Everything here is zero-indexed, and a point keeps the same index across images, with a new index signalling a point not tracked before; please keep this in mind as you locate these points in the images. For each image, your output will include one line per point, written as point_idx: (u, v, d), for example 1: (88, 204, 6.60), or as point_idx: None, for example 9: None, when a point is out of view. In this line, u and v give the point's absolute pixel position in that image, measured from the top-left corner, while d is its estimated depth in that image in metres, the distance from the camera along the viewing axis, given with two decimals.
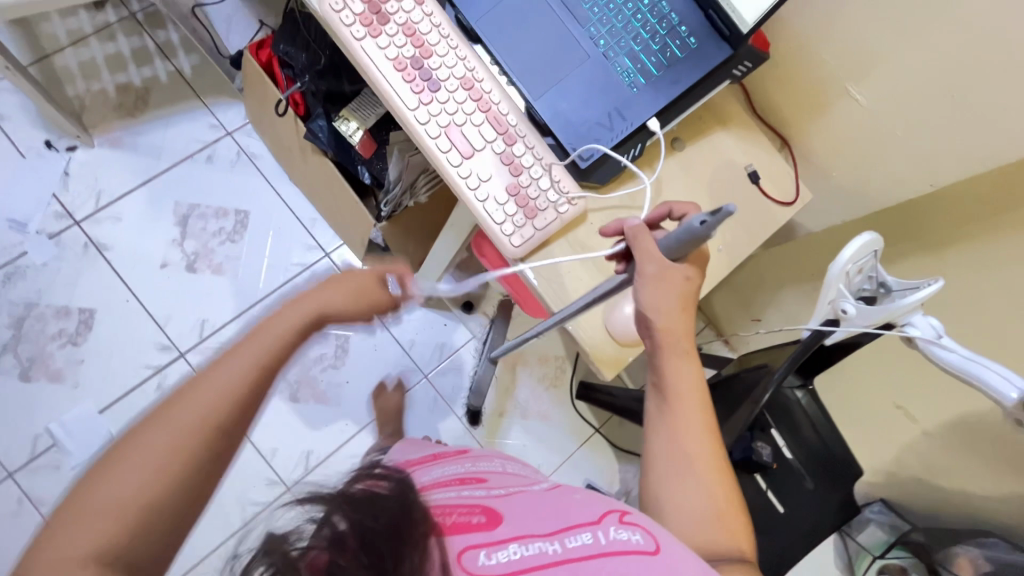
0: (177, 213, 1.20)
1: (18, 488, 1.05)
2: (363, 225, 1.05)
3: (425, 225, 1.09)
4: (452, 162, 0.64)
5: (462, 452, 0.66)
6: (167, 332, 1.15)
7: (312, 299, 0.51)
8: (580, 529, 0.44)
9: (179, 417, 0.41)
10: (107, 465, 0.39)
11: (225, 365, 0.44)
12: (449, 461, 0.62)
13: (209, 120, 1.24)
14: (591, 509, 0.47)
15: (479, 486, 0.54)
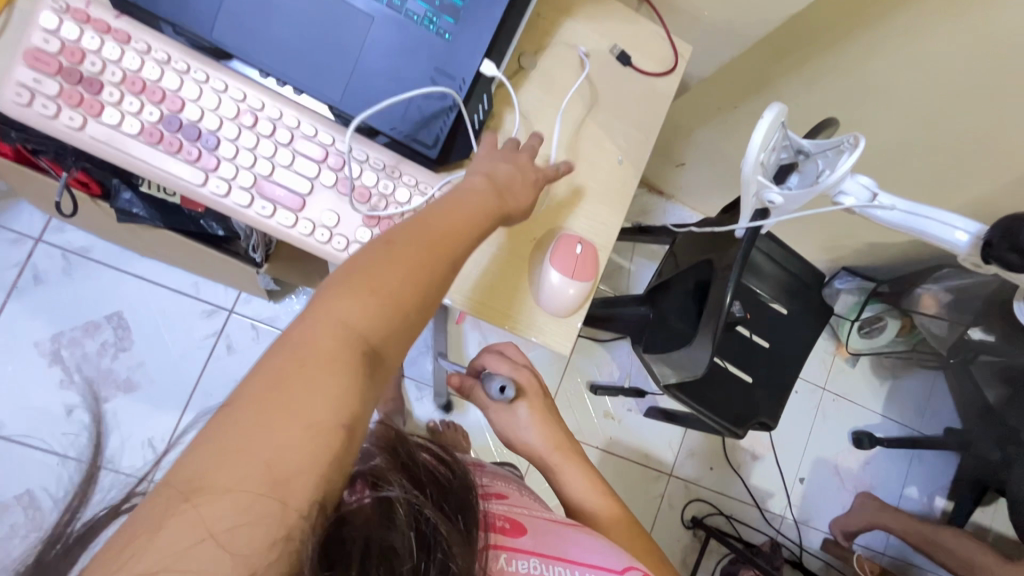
0: (45, 353, 1.03)
1: None
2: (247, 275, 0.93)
3: None
4: (285, 223, 0.51)
5: (478, 466, 0.68)
6: (122, 470, 1.03)
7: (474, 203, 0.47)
8: (602, 568, 0.47)
9: (382, 288, 0.38)
10: (358, 273, 0.38)
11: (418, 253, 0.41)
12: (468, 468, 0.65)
13: (7, 237, 1.02)
14: (616, 556, 0.50)
15: (505, 500, 0.56)
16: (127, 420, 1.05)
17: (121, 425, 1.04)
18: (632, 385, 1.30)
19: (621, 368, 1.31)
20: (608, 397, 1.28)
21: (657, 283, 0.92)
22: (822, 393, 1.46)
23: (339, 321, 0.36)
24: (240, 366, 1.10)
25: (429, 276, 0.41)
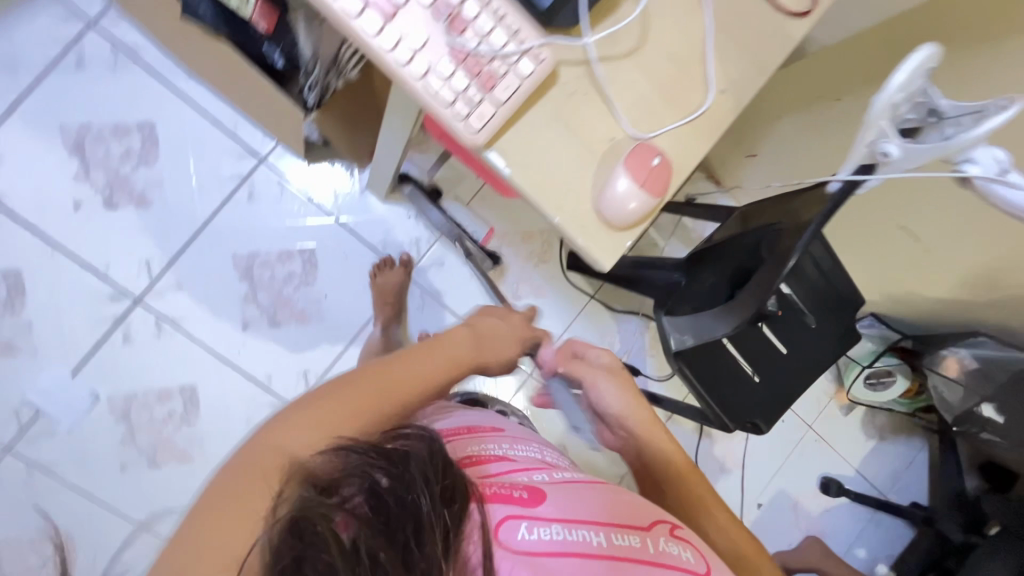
0: (69, 141, 0.99)
1: (22, 460, 1.02)
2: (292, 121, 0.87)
3: (367, 108, 0.93)
4: (370, 27, 0.47)
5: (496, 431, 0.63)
6: (113, 280, 1.02)
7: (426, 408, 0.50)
8: (629, 529, 0.46)
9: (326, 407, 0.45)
10: (302, 411, 0.44)
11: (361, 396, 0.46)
12: (471, 435, 0.59)
13: (63, 12, 0.98)
14: (643, 514, 0.48)
15: (510, 466, 0.53)
16: (131, 234, 1.03)
17: (124, 237, 1.02)
18: (629, 362, 1.28)
19: (624, 343, 1.28)
20: None
21: (698, 250, 0.89)
22: (807, 429, 1.44)
23: (273, 443, 0.42)
24: (255, 217, 1.08)
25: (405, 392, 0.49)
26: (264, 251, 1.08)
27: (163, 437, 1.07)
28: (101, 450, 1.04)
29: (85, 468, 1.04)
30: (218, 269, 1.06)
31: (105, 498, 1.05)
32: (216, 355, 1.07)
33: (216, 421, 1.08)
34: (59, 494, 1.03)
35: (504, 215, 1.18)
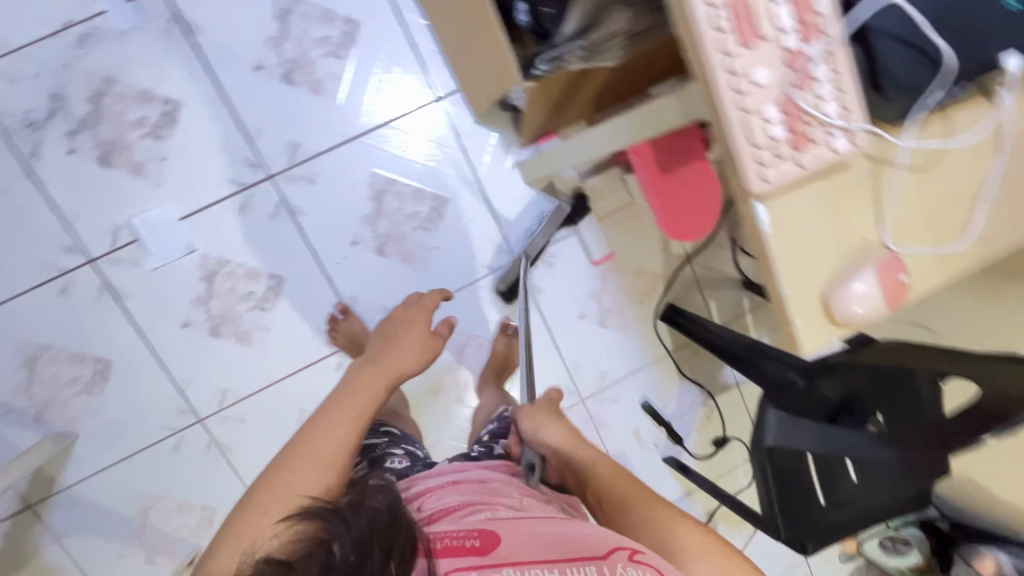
0: (277, 5, 0.99)
1: (97, 277, 1.00)
2: (503, 80, 0.84)
3: (575, 94, 0.92)
4: (723, 48, 0.47)
5: (482, 482, 0.73)
6: (257, 149, 1.02)
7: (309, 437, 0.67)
8: (586, 559, 0.55)
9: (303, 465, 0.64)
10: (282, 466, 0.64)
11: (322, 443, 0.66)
12: (464, 487, 0.71)
13: None
14: (597, 543, 0.57)
15: (479, 509, 0.65)
16: (293, 114, 1.02)
17: (285, 113, 1.02)
18: (674, 427, 1.27)
19: (677, 408, 1.28)
20: (649, 421, 1.25)
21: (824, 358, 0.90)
22: (803, 562, 1.43)
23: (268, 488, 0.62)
24: (407, 148, 1.07)
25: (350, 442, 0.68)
26: (402, 183, 1.08)
27: (232, 312, 1.06)
28: (172, 300, 1.03)
29: (152, 309, 1.03)
30: (354, 180, 1.06)
31: (155, 345, 1.04)
32: (315, 258, 1.07)
33: (288, 319, 1.07)
34: (116, 323, 1.02)
35: (626, 245, 1.18)
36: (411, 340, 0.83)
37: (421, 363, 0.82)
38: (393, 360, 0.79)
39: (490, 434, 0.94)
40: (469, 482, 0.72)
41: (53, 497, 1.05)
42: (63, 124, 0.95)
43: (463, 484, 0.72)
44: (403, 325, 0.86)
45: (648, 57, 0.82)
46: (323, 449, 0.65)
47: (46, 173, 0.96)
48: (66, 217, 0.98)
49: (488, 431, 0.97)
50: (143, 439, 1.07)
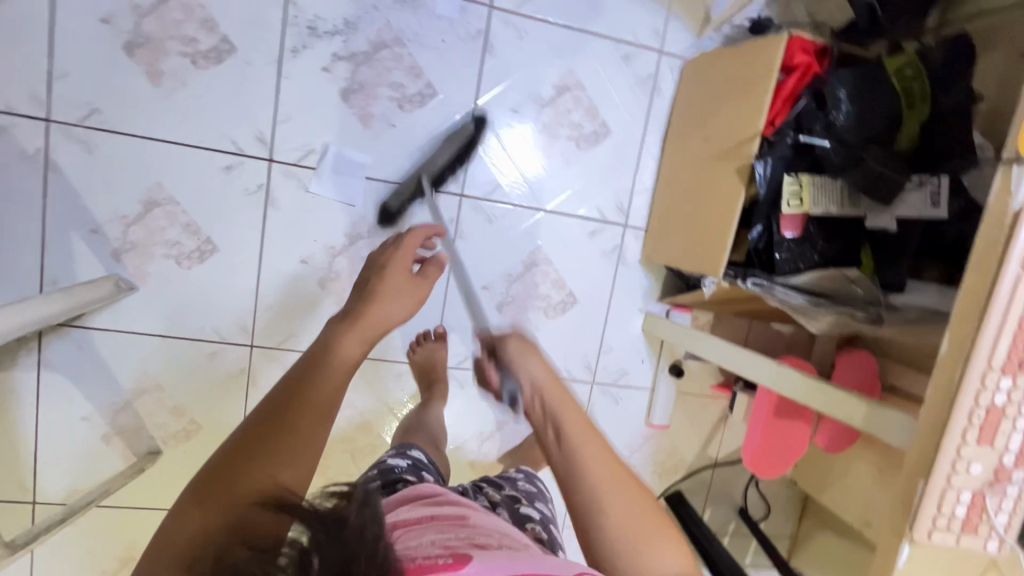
0: (563, 78, 1.08)
1: (265, 176, 1.01)
2: (706, 265, 0.99)
3: (753, 305, 1.04)
4: (966, 435, 0.59)
5: (460, 517, 0.59)
6: (467, 168, 1.08)
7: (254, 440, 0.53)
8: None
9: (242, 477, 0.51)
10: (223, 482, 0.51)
11: (274, 448, 0.53)
12: (439, 522, 0.57)
13: (658, 25, 1.10)
14: (563, 567, 0.51)
15: (456, 542, 0.53)
16: (512, 162, 1.10)
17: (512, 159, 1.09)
18: None
19: None
20: None
21: None
22: None
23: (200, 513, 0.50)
24: (576, 244, 1.15)
25: (304, 449, 0.54)
26: (553, 267, 1.15)
27: (348, 276, 1.07)
28: (308, 233, 1.04)
29: (286, 231, 1.03)
30: (519, 241, 1.13)
31: (266, 260, 1.03)
32: (446, 279, 1.11)
33: None
34: (248, 221, 1.01)
35: (678, 425, 1.28)
36: (396, 293, 0.67)
37: (409, 309, 0.67)
38: (368, 310, 0.63)
39: (482, 480, 0.86)
40: (448, 517, 0.59)
41: (66, 328, 0.99)
42: (336, 46, 0.99)
43: (443, 520, 0.58)
44: (383, 267, 0.69)
45: (842, 331, 0.95)
46: (283, 451, 0.53)
47: (293, 72, 0.98)
48: (278, 114, 0.99)
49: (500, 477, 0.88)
50: (188, 330, 1.03)
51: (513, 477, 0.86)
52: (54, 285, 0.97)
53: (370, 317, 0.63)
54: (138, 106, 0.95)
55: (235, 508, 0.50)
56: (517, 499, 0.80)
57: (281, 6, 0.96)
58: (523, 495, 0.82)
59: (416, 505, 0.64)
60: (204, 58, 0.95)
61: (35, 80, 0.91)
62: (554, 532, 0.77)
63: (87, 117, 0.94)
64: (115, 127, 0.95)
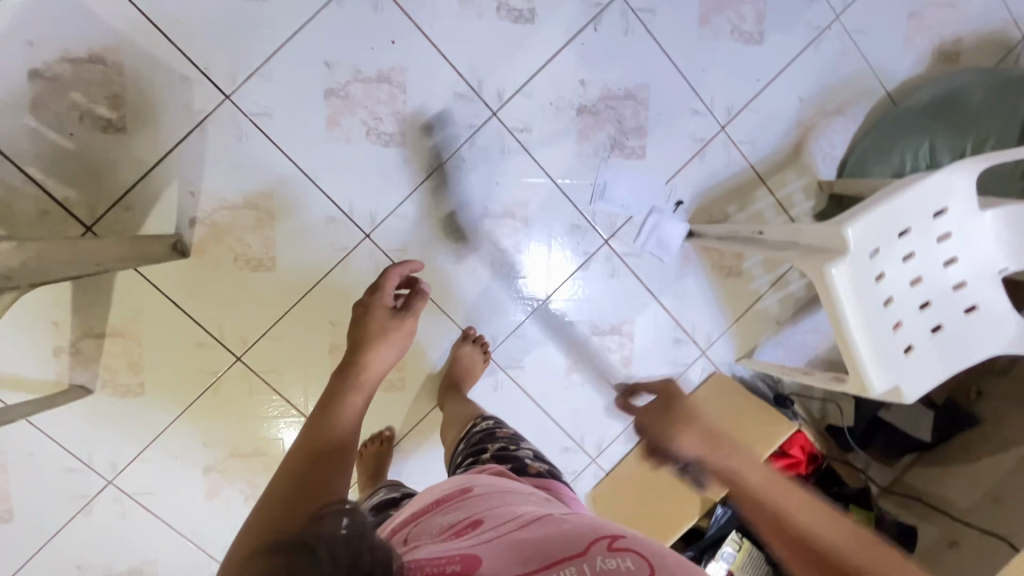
0: (622, 323, 1.21)
1: (352, 244, 1.10)
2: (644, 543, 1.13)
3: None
4: None
5: (465, 492, 0.67)
6: (507, 338, 1.18)
7: (288, 464, 0.66)
8: (571, 557, 0.49)
9: (268, 493, 0.62)
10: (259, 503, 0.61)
11: (290, 467, 0.65)
12: (448, 504, 0.65)
13: (714, 333, 1.26)
14: (579, 542, 0.51)
15: (463, 533, 0.55)
16: (543, 356, 1.20)
17: (530, 317, 1.18)
18: None
19: None
20: None
21: None
22: None
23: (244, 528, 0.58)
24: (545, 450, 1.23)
25: (321, 458, 0.67)
26: None
27: None
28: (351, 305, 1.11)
29: (335, 292, 1.11)
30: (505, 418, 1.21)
31: (303, 302, 1.10)
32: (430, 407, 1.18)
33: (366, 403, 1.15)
34: (313, 266, 1.09)
35: None
36: (387, 339, 0.87)
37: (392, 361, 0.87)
38: (365, 365, 0.83)
39: (463, 451, 0.92)
40: (452, 497, 0.67)
41: None
42: (478, 192, 1.12)
43: (450, 505, 0.64)
44: (368, 312, 0.91)
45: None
46: (304, 465, 0.65)
47: (434, 187, 1.11)
48: (399, 209, 1.10)
49: (477, 432, 0.94)
50: (200, 312, 1.07)
51: (494, 431, 0.93)
52: (125, 212, 1.02)
53: (366, 373, 0.82)
54: (301, 133, 1.05)
55: (268, 508, 0.59)
56: (506, 447, 0.86)
57: (460, 141, 1.10)
58: (507, 440, 0.89)
59: (430, 488, 0.73)
60: (376, 136, 1.07)
61: (241, 66, 1.02)
62: (545, 461, 0.86)
63: (258, 114, 1.03)
64: (271, 135, 1.04)
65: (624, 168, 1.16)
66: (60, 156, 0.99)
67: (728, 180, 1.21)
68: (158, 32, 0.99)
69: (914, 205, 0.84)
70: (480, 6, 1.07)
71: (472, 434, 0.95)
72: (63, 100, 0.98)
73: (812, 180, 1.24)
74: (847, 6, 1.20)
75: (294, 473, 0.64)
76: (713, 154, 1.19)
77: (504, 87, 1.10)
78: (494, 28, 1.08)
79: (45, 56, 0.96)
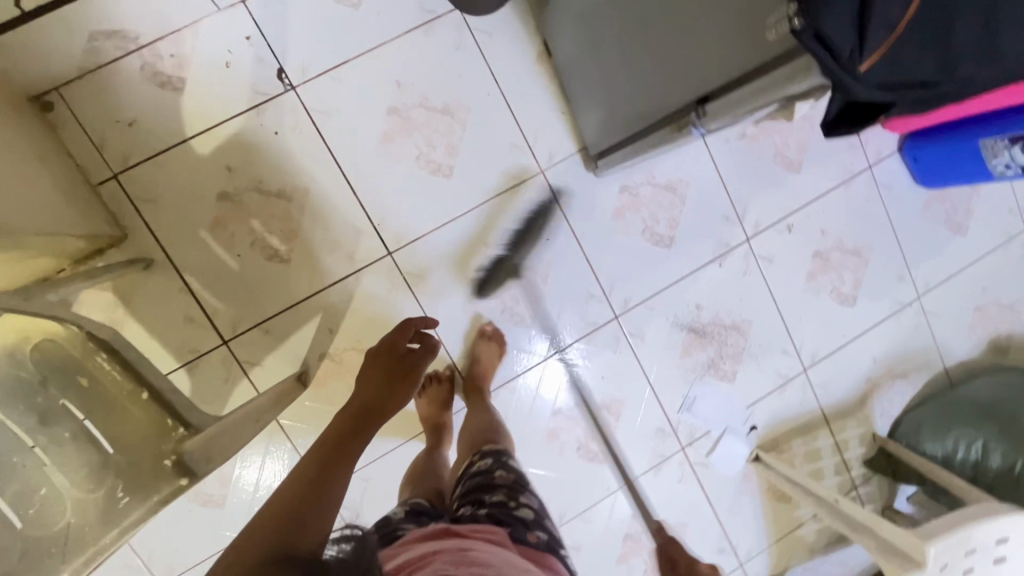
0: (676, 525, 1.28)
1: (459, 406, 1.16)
2: None
3: None
4: None
5: (457, 532, 0.70)
6: (572, 518, 1.23)
7: (301, 468, 0.62)
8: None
9: (269, 503, 0.58)
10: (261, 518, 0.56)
11: (296, 478, 0.61)
12: (445, 557, 0.62)
13: (754, 549, 1.33)
14: None
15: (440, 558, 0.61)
16: (601, 542, 1.24)
17: (598, 504, 1.24)
18: None
19: None
20: None
21: None
22: None
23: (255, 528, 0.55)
24: None
25: (338, 480, 0.62)
26: None
27: None
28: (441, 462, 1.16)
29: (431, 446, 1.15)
30: None
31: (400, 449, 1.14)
32: None
33: None
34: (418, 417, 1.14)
35: None
36: (393, 382, 0.77)
37: (395, 402, 0.76)
38: (380, 408, 0.73)
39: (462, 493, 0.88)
40: (449, 551, 0.63)
41: (232, 362, 1.05)
42: (583, 381, 1.21)
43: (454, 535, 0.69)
44: (375, 356, 0.81)
45: None
46: (291, 486, 0.59)
47: (547, 369, 1.18)
48: (510, 382, 1.17)
49: (479, 470, 0.90)
50: (301, 441, 1.10)
51: (492, 475, 0.88)
52: (263, 334, 1.06)
53: (375, 409, 0.73)
54: (445, 298, 1.12)
55: (266, 524, 0.55)
56: (504, 501, 0.82)
57: (580, 334, 1.19)
58: (507, 493, 0.84)
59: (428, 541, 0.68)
60: (509, 315, 1.15)
61: (410, 230, 1.09)
62: (547, 524, 0.82)
63: (412, 274, 1.10)
64: (417, 295, 1.11)
65: (714, 388, 1.26)
66: (220, 271, 1.03)
67: (798, 416, 1.32)
68: (346, 183, 1.06)
69: (987, 535, 0.97)
70: (629, 224, 1.19)
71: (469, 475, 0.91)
72: (241, 222, 1.03)
73: (868, 431, 1.36)
74: (929, 290, 1.36)
75: (303, 487, 0.60)
76: (792, 392, 1.31)
77: (631, 297, 1.21)
78: (635, 245, 1.19)
79: (238, 182, 1.03)
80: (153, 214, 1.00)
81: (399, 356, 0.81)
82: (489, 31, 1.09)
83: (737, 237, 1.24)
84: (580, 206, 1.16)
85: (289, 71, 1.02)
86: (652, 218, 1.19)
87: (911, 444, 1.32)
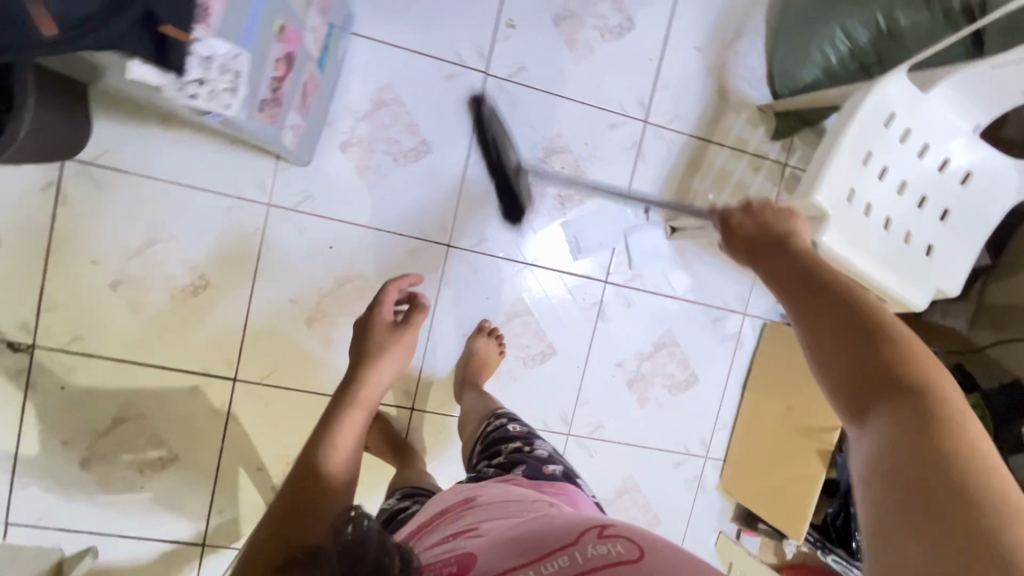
0: (660, 338, 1.26)
1: (406, 422, 1.18)
2: (794, 514, 1.14)
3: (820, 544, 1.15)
4: None
5: (468, 501, 0.69)
6: (576, 411, 1.24)
7: (320, 445, 0.76)
8: (560, 549, 0.48)
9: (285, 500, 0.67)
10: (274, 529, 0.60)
11: (302, 484, 0.69)
12: (450, 516, 0.66)
13: (743, 293, 1.28)
14: (568, 533, 0.50)
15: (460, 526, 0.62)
16: (613, 403, 1.25)
17: (582, 382, 1.23)
18: None
19: None
20: None
21: None
22: None
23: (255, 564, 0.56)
24: (662, 476, 1.30)
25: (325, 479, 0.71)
26: (642, 493, 1.29)
27: None
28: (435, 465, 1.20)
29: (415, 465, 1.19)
30: (615, 474, 1.28)
31: None
32: None
33: None
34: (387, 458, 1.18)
35: None
36: (389, 352, 0.90)
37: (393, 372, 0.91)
38: (363, 384, 0.86)
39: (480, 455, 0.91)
40: (456, 509, 0.68)
41: (222, 552, 1.13)
42: (477, 313, 1.18)
43: (459, 509, 0.68)
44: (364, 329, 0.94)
45: None
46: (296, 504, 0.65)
47: (439, 334, 1.17)
48: (424, 369, 1.17)
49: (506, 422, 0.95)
50: None
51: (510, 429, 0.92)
52: (220, 516, 1.12)
53: (364, 391, 0.86)
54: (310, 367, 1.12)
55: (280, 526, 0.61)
56: (519, 450, 0.86)
57: (437, 284, 1.15)
58: (523, 443, 0.88)
59: (442, 504, 0.73)
60: None
61: (230, 349, 1.09)
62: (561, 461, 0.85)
63: (267, 376, 1.10)
64: (290, 384, 1.12)
65: (583, 211, 1.19)
66: (147, 506, 1.09)
67: (677, 163, 1.21)
68: (149, 367, 1.06)
69: (867, 128, 0.85)
70: (381, 167, 1.09)
71: (487, 434, 0.95)
72: (117, 466, 1.07)
73: (752, 111, 1.22)
74: None
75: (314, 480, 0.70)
76: (653, 148, 1.20)
77: (444, 219, 1.14)
78: (404, 177, 1.11)
79: (83, 443, 1.05)
80: (58, 520, 1.06)
81: (383, 325, 0.94)
82: (108, 148, 1.00)
83: (476, 82, 1.11)
84: (327, 197, 1.08)
85: (16, 337, 1.01)
86: (392, 143, 1.09)
87: (790, 87, 1.15)
